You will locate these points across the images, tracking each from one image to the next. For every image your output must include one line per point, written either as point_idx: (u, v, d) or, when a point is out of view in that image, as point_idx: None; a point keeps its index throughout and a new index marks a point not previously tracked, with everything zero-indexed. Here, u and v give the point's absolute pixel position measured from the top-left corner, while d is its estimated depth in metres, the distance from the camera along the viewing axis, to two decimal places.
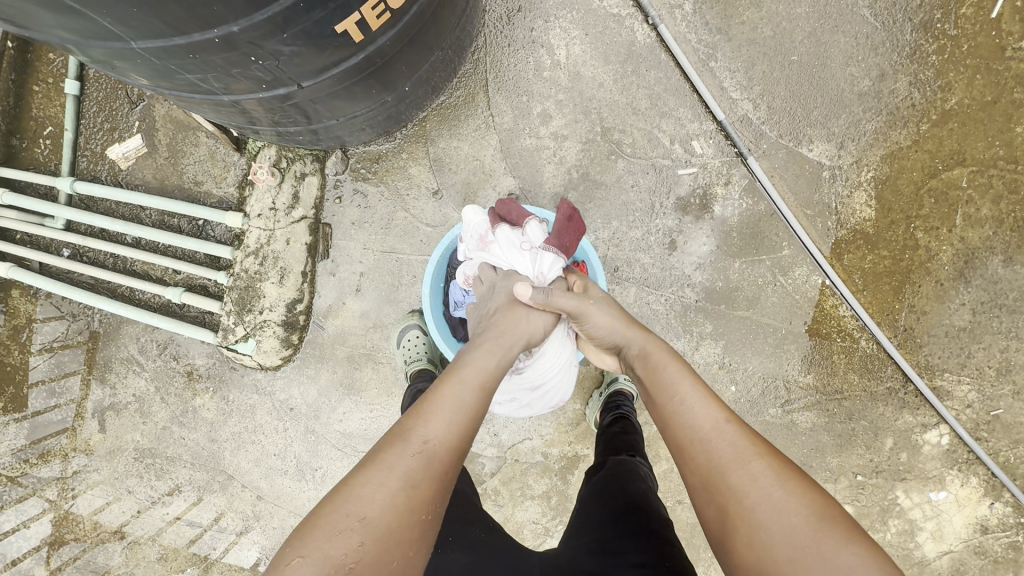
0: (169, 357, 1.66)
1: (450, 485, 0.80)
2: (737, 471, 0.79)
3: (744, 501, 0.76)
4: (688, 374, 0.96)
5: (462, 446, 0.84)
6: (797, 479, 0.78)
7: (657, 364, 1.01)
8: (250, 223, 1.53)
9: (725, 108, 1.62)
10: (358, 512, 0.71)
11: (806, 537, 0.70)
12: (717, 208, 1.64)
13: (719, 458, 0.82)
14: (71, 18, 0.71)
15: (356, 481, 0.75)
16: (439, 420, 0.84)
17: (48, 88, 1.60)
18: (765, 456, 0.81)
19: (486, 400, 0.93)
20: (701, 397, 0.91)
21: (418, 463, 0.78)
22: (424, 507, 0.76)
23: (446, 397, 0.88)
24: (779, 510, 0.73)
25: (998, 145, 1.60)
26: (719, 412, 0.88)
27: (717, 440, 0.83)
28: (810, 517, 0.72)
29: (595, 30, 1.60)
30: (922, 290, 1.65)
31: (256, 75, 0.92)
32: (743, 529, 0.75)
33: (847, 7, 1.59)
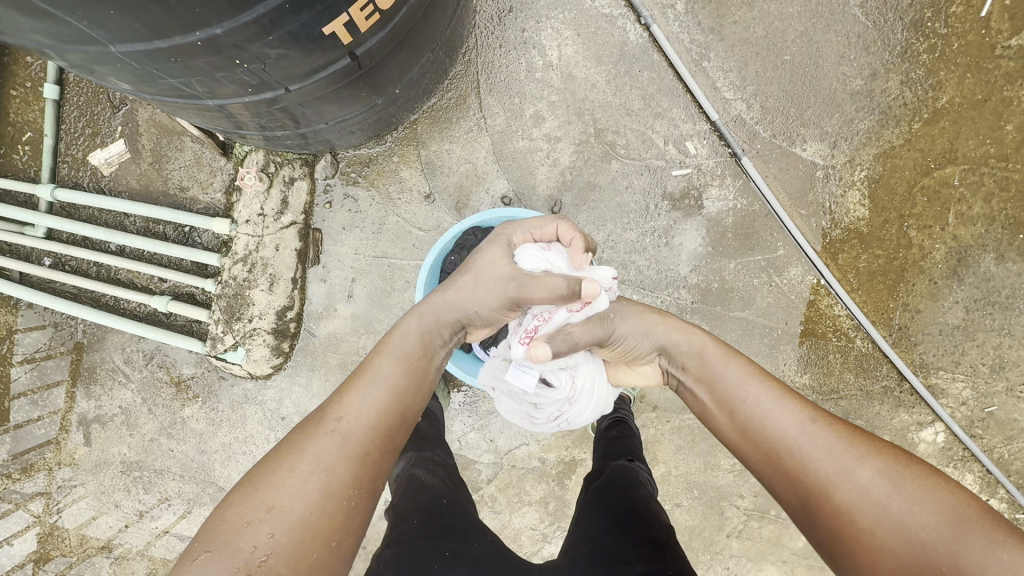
0: (157, 368, 1.62)
1: (370, 468, 0.84)
2: (841, 483, 0.82)
3: (855, 515, 0.79)
4: (749, 375, 1.00)
5: (383, 426, 0.89)
6: (915, 476, 0.80)
7: (718, 373, 1.03)
8: (238, 230, 1.51)
9: (718, 108, 1.61)
10: (269, 501, 0.75)
11: (937, 533, 0.73)
12: (712, 208, 1.62)
13: (819, 469, 0.84)
14: (45, 22, 0.68)
15: (269, 471, 0.79)
16: (364, 401, 0.90)
17: (25, 92, 1.55)
18: (869, 457, 0.83)
19: (412, 376, 0.98)
20: (774, 402, 0.94)
21: (334, 443, 0.83)
22: (339, 489, 0.80)
23: (373, 377, 0.93)
24: (902, 525, 0.75)
25: (989, 143, 1.61)
26: (799, 416, 0.91)
27: (809, 446, 0.87)
28: (939, 519, 0.74)
29: (587, 31, 1.58)
30: (916, 288, 1.66)
31: (241, 79, 0.89)
32: (872, 537, 0.77)
33: (838, 6, 1.59)
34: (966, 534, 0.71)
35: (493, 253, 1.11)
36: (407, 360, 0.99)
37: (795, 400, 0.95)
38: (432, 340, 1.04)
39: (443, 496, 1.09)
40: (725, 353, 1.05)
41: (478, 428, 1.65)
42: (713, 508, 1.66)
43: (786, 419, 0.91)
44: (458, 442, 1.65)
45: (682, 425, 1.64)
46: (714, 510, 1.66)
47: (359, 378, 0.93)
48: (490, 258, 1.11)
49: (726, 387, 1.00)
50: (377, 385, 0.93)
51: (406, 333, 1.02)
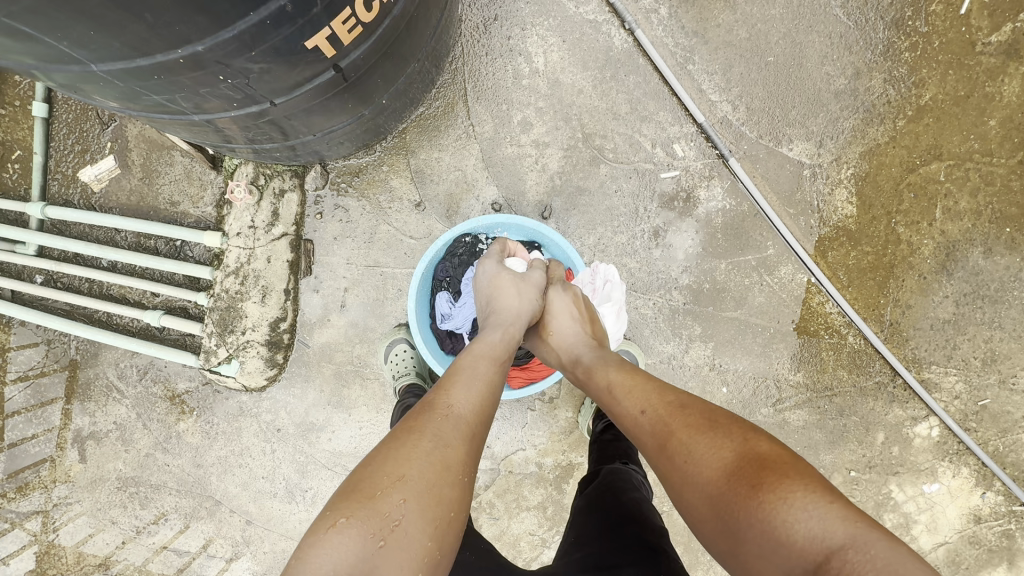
0: (151, 383, 1.62)
1: (478, 448, 0.81)
2: (664, 456, 0.79)
3: (675, 485, 0.76)
4: (612, 371, 1.00)
5: (486, 417, 0.86)
6: (718, 436, 0.75)
7: (597, 367, 1.04)
8: (229, 243, 1.51)
9: (704, 110, 1.62)
10: (399, 471, 0.70)
11: (722, 495, 0.69)
12: (702, 209, 1.63)
13: (647, 447, 0.83)
14: (27, 44, 0.68)
15: (390, 446, 0.75)
16: (467, 391, 0.88)
17: (14, 111, 1.55)
18: (683, 427, 0.80)
19: (501, 372, 0.98)
20: (625, 390, 0.94)
21: (450, 424, 0.79)
22: (458, 462, 0.75)
23: (471, 375, 0.93)
24: (702, 490, 0.72)
25: (973, 138, 1.62)
26: (642, 399, 0.90)
27: (643, 428, 0.86)
28: (721, 478, 0.70)
29: (572, 37, 1.59)
30: (906, 284, 1.67)
31: (226, 94, 0.90)
32: (687, 508, 0.75)
33: (820, 7, 1.61)
34: (747, 487, 0.67)
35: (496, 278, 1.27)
36: (495, 361, 1.00)
37: (648, 386, 0.93)
38: (511, 351, 1.07)
39: None
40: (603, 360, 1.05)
41: None
42: None
43: (630, 405, 0.91)
44: None
45: None
46: None
47: (455, 372, 0.94)
48: (504, 280, 1.25)
49: (597, 383, 1.01)
50: (475, 375, 0.93)
51: (489, 342, 1.05)
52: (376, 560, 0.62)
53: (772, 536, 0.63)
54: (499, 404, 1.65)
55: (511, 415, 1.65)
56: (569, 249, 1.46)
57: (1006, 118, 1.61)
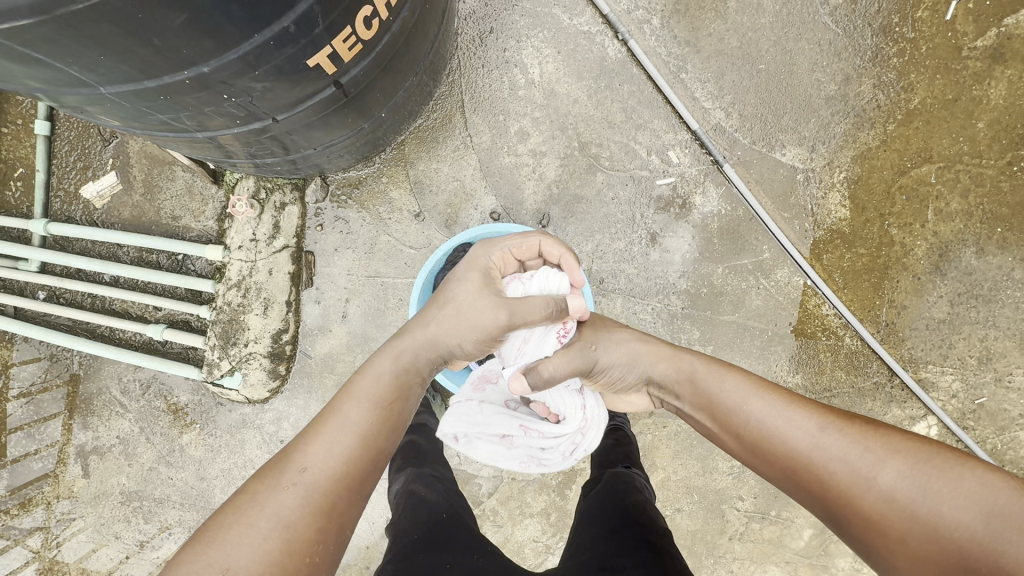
0: (153, 397, 1.62)
1: (333, 518, 0.81)
2: (863, 488, 0.82)
3: (885, 517, 0.80)
4: (750, 387, 0.98)
5: (351, 473, 0.84)
6: (947, 469, 0.79)
7: (709, 377, 1.02)
8: (231, 256, 1.52)
9: (698, 117, 1.65)
10: (223, 562, 0.72)
11: (965, 529, 0.75)
12: (697, 215, 1.66)
13: (838, 479, 0.84)
14: (37, 69, 0.70)
15: (227, 525, 0.75)
16: (330, 445, 0.85)
17: (17, 129, 1.57)
18: (882, 454, 0.83)
19: (383, 417, 0.92)
20: (788, 413, 0.92)
21: (295, 496, 0.79)
22: (299, 543, 0.77)
23: (338, 425, 0.88)
24: (925, 523, 0.77)
25: (962, 140, 1.65)
26: (811, 421, 0.90)
27: (827, 457, 0.86)
28: (965, 516, 0.75)
29: (567, 48, 1.62)
30: (901, 285, 1.69)
31: (229, 112, 0.92)
32: (905, 540, 0.78)
33: (808, 15, 1.64)
34: (1004, 526, 0.73)
35: (458, 282, 1.06)
36: (377, 402, 0.92)
37: (801, 405, 0.93)
38: (409, 376, 0.99)
39: (442, 511, 1.10)
40: (721, 367, 1.02)
41: None
42: (713, 512, 1.67)
43: (801, 429, 0.90)
44: (458, 457, 1.66)
45: (679, 430, 1.66)
46: (715, 514, 1.67)
47: (330, 415, 0.89)
48: (464, 286, 1.05)
49: (728, 398, 0.98)
50: (351, 421, 0.88)
51: (378, 370, 0.96)
52: None
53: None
54: None
55: None
56: None
57: (995, 121, 1.64)
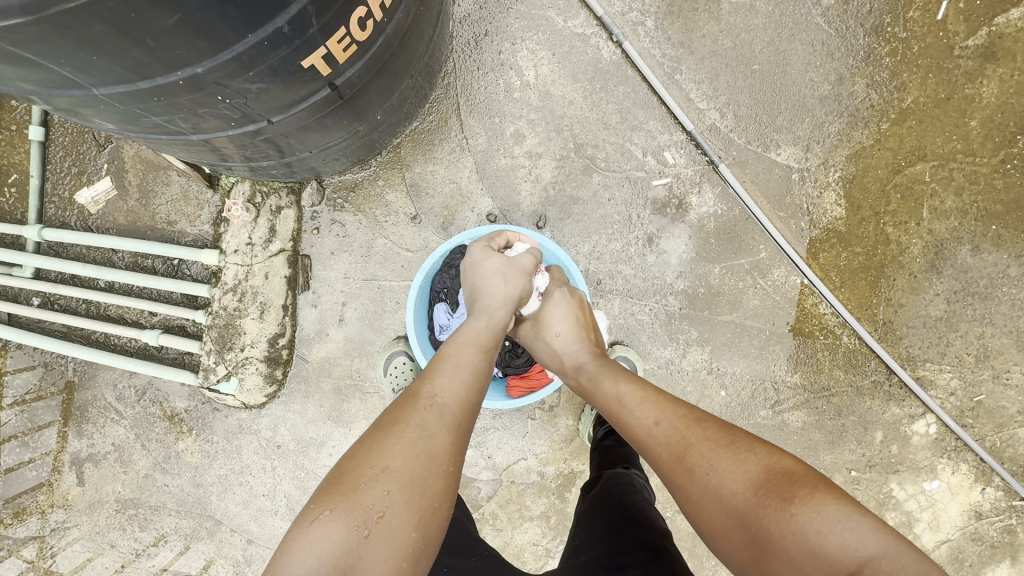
0: (148, 403, 1.60)
1: (465, 440, 0.81)
2: (680, 465, 0.80)
3: (694, 493, 0.77)
4: (623, 382, 1.01)
5: (472, 408, 0.87)
6: (739, 450, 0.76)
7: (602, 376, 1.06)
8: (227, 260, 1.50)
9: (693, 118, 1.65)
10: (383, 462, 0.70)
11: (744, 503, 0.70)
12: (694, 216, 1.66)
13: (661, 459, 0.84)
14: (29, 70, 0.70)
15: (374, 437, 0.75)
16: (454, 381, 0.88)
17: (11, 134, 1.55)
18: (700, 435, 0.81)
19: (485, 363, 0.97)
20: (640, 402, 0.94)
21: (436, 415, 0.79)
22: (445, 453, 0.76)
23: (458, 365, 0.91)
24: (720, 500, 0.73)
25: (955, 139, 1.66)
26: (657, 411, 0.91)
27: (657, 440, 0.86)
28: (747, 492, 0.71)
29: (561, 50, 1.63)
30: (897, 283, 1.70)
31: (224, 114, 0.92)
32: (711, 517, 0.75)
33: (801, 16, 1.65)
34: (768, 501, 0.68)
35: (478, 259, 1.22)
36: (479, 349, 0.98)
37: (660, 397, 0.94)
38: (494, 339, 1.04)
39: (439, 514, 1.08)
40: (613, 367, 1.07)
41: (476, 445, 1.65)
42: None
43: (643, 417, 0.91)
44: None
45: None
46: None
47: (445, 358, 0.93)
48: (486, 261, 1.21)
49: (608, 390, 1.01)
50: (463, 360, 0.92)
51: (476, 328, 1.03)
52: (359, 550, 0.63)
53: (802, 546, 0.63)
54: (500, 413, 1.65)
55: (512, 424, 1.65)
56: (556, 250, 1.48)
57: (987, 119, 1.65)
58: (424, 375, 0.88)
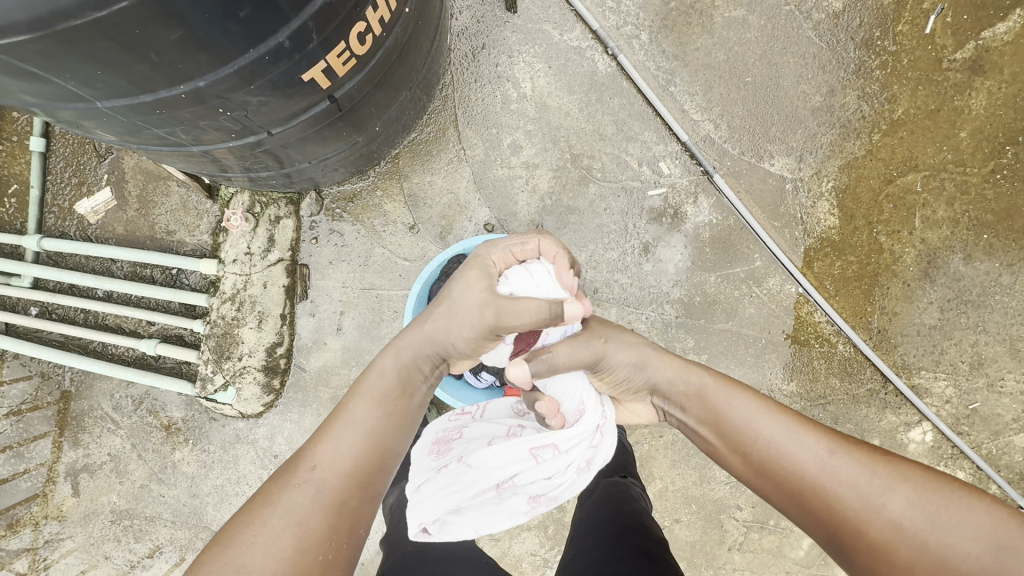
0: (145, 413, 1.60)
1: (346, 514, 0.83)
2: (872, 515, 0.84)
3: (891, 541, 0.83)
4: (759, 407, 0.96)
5: (360, 475, 0.86)
6: (884, 465, 0.87)
7: (721, 399, 0.99)
8: (225, 269, 1.52)
9: (687, 129, 1.67)
10: (238, 561, 0.77)
11: (968, 555, 0.79)
12: (689, 225, 1.68)
13: (845, 506, 0.86)
14: (34, 84, 0.71)
15: (243, 522, 0.80)
16: (339, 447, 0.87)
17: (11, 145, 1.55)
18: (885, 475, 0.86)
19: (395, 414, 0.93)
20: (793, 435, 0.92)
21: (308, 499, 0.82)
22: (311, 542, 0.80)
23: (349, 422, 0.89)
24: (926, 547, 0.81)
25: (946, 149, 1.69)
26: (814, 444, 0.91)
27: (834, 482, 0.87)
28: (968, 542, 0.79)
29: (558, 63, 1.65)
30: (891, 291, 1.71)
31: (225, 126, 0.93)
32: (864, 527, 0.84)
33: (793, 30, 1.68)
34: (982, 551, 0.78)
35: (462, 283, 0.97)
36: (385, 398, 0.93)
37: (802, 424, 0.94)
38: (414, 377, 0.97)
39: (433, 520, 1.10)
40: (731, 385, 1.00)
41: None
42: (712, 523, 1.66)
43: (805, 454, 0.90)
44: None
45: (675, 440, 1.66)
46: (714, 525, 1.65)
47: (350, 407, 0.91)
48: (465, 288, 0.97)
49: (741, 417, 0.96)
50: (370, 414, 0.90)
51: (383, 368, 0.96)
52: None
53: None
54: None
55: None
56: None
57: (977, 130, 1.68)
58: (320, 437, 0.88)
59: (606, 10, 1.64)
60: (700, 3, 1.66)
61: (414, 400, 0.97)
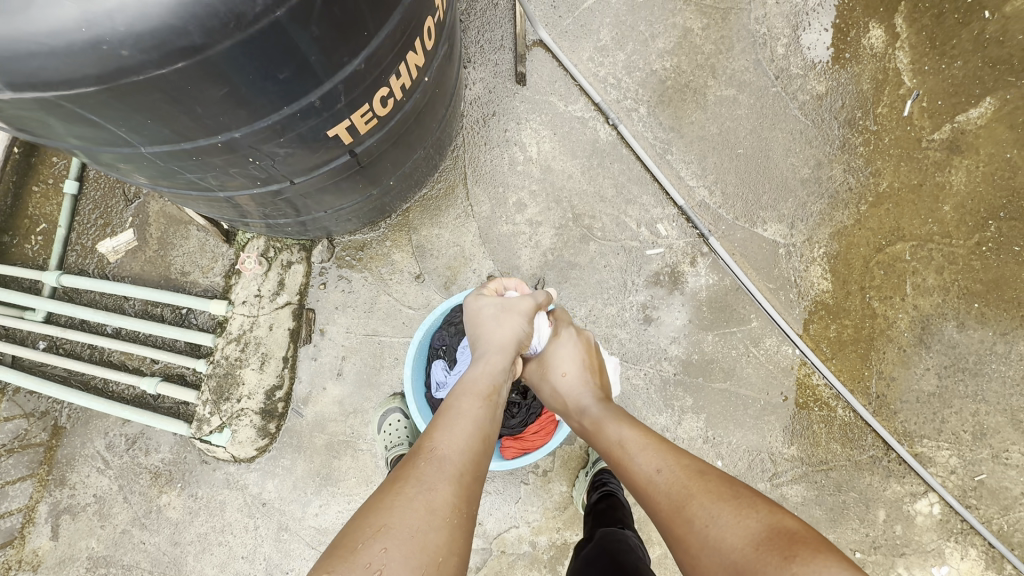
0: (137, 454, 1.58)
1: (470, 490, 0.79)
2: (680, 518, 0.80)
3: (692, 545, 0.77)
4: (627, 428, 1.01)
5: (477, 454, 0.85)
6: (745, 509, 0.77)
7: (603, 419, 1.06)
8: (234, 310, 1.55)
9: (684, 194, 1.76)
10: (379, 522, 0.70)
11: (744, 559, 0.70)
12: (686, 285, 1.73)
13: (663, 511, 0.83)
14: (88, 129, 0.78)
15: (380, 497, 0.75)
16: (454, 430, 0.87)
17: (46, 188, 1.63)
18: (704, 490, 0.82)
19: (491, 411, 0.96)
20: (640, 449, 0.94)
21: (436, 468, 0.78)
22: (445, 508, 0.74)
23: (458, 414, 0.91)
24: (719, 553, 0.73)
25: (931, 222, 1.77)
26: (657, 459, 0.91)
27: (657, 490, 0.86)
28: (748, 547, 0.71)
29: (562, 130, 1.76)
30: (888, 357, 1.73)
31: (252, 174, 1.01)
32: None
33: (781, 108, 1.81)
34: (765, 554, 0.69)
35: (473, 303, 1.25)
36: (485, 399, 0.97)
37: (660, 446, 0.95)
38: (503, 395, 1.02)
39: None
40: (615, 412, 1.07)
41: None
42: None
43: (643, 463, 0.91)
44: None
45: None
46: None
47: (458, 406, 0.94)
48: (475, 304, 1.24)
49: (609, 435, 1.01)
50: (477, 410, 0.93)
51: (476, 377, 1.03)
52: None
53: None
54: (492, 476, 1.62)
55: (505, 488, 1.62)
56: None
57: (959, 205, 1.77)
58: (433, 429, 0.88)
59: (607, 86, 1.78)
60: (694, 83, 1.80)
61: (500, 399, 1.00)
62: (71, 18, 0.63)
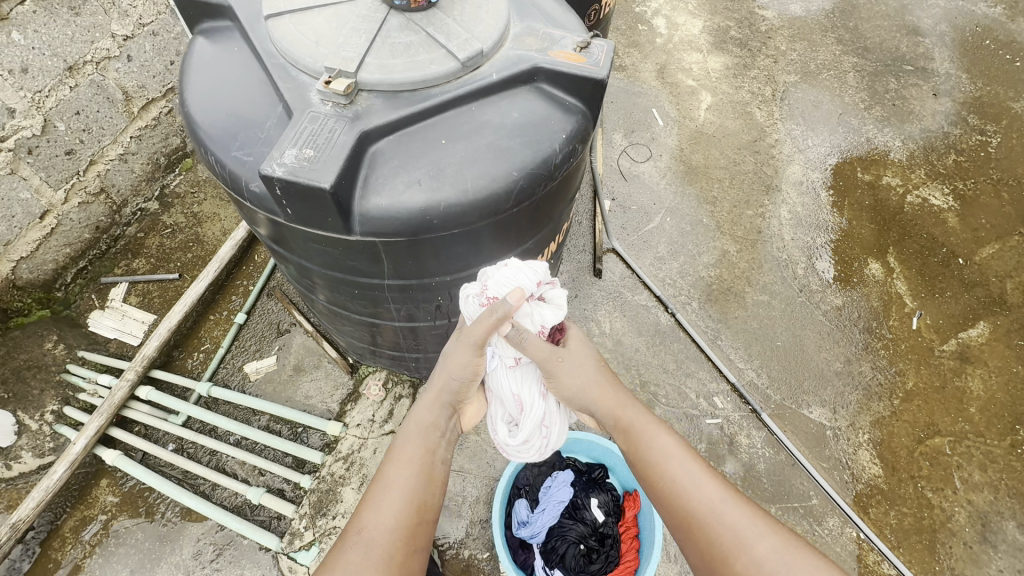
0: (220, 567, 1.62)
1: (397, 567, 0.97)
2: (742, 555, 0.96)
3: None
4: (676, 447, 1.12)
5: (406, 528, 1.01)
6: (807, 557, 0.95)
7: (643, 434, 1.14)
8: (347, 431, 1.77)
9: (735, 373, 2.06)
10: None
11: None
12: (744, 455, 1.89)
13: (722, 541, 0.98)
14: (365, 266, 1.17)
15: None
16: (386, 509, 1.02)
17: (219, 317, 2.04)
18: (769, 532, 0.98)
19: (427, 472, 1.09)
20: (697, 474, 1.07)
21: (364, 552, 0.96)
22: None
23: (388, 485, 1.06)
24: None
25: (961, 420, 1.99)
26: (716, 488, 1.05)
27: (718, 521, 1.00)
28: None
29: (630, 313, 2.17)
30: (955, 551, 1.76)
31: (434, 309, 1.38)
32: None
33: (808, 314, 2.22)
34: None
35: (453, 349, 1.15)
36: (416, 459, 1.10)
37: (711, 472, 1.08)
38: (436, 456, 1.13)
39: None
40: (659, 425, 1.16)
41: None
42: None
43: (702, 491, 1.04)
44: None
45: None
46: None
47: (387, 474, 1.08)
48: (457, 352, 1.13)
49: (657, 448, 1.11)
50: (406, 479, 1.07)
51: (406, 438, 1.13)
52: None
53: None
54: None
55: None
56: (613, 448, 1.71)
57: (982, 408, 2.02)
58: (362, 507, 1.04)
59: (666, 284, 2.25)
60: (734, 288, 2.26)
61: (437, 456, 1.13)
62: (400, 190, 1.00)
